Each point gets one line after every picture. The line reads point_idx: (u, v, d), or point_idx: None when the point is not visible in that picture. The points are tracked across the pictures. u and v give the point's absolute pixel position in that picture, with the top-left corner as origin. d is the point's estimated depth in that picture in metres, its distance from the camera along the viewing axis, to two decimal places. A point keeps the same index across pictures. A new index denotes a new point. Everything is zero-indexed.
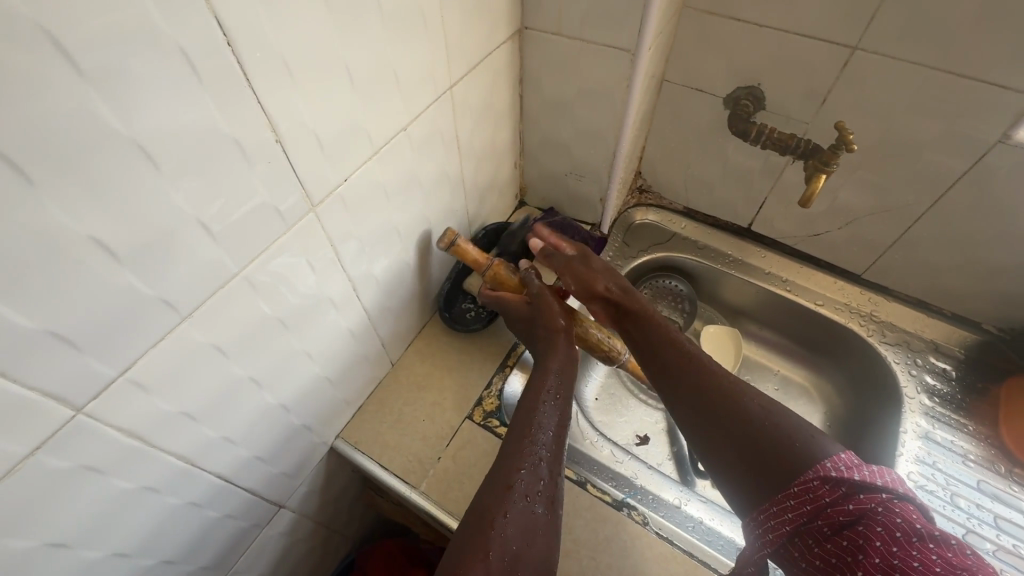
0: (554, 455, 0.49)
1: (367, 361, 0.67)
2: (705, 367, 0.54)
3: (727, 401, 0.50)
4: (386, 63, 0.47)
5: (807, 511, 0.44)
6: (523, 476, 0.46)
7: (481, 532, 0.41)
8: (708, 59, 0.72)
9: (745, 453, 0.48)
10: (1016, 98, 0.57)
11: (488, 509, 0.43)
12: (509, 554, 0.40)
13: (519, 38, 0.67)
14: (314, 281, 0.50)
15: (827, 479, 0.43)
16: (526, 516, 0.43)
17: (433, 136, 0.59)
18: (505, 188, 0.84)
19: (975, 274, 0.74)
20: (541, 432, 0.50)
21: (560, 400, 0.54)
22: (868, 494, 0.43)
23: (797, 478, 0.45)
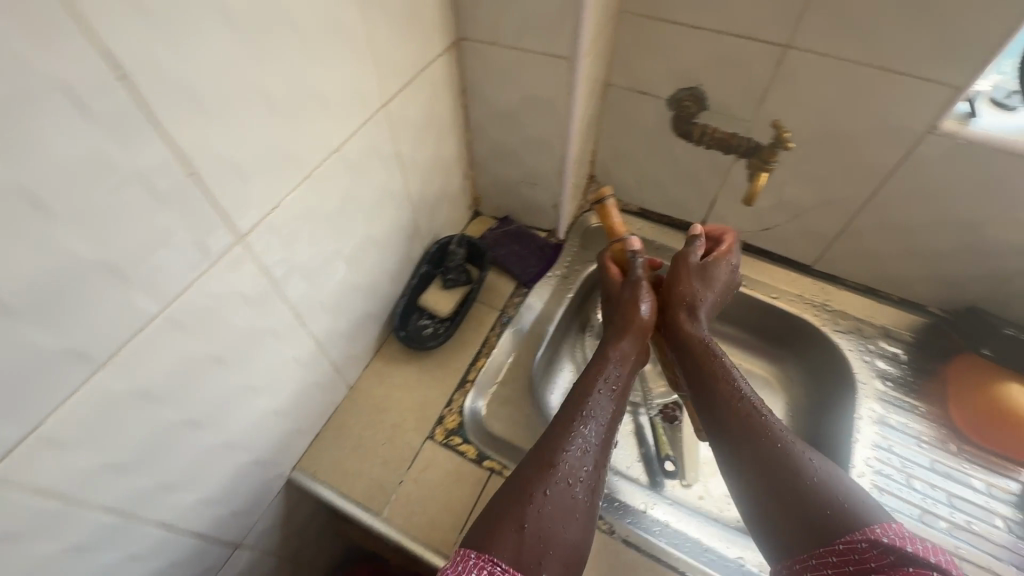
0: (601, 445, 0.56)
1: (320, 388, 0.65)
2: (762, 417, 0.55)
3: (775, 451, 0.52)
4: (310, 84, 0.45)
5: (850, 570, 0.44)
6: (568, 460, 0.52)
7: (523, 507, 0.49)
8: (648, 62, 0.72)
9: (784, 500, 0.50)
10: (938, 91, 0.59)
11: (530, 484, 0.50)
12: (542, 530, 0.48)
13: (456, 50, 0.66)
14: (248, 313, 0.48)
15: (875, 543, 0.44)
16: (565, 498, 0.50)
17: (371, 155, 0.57)
18: (457, 199, 0.83)
19: (916, 259, 0.76)
20: (591, 422, 0.56)
21: (615, 391, 0.60)
22: (920, 568, 0.41)
23: (845, 536, 0.46)
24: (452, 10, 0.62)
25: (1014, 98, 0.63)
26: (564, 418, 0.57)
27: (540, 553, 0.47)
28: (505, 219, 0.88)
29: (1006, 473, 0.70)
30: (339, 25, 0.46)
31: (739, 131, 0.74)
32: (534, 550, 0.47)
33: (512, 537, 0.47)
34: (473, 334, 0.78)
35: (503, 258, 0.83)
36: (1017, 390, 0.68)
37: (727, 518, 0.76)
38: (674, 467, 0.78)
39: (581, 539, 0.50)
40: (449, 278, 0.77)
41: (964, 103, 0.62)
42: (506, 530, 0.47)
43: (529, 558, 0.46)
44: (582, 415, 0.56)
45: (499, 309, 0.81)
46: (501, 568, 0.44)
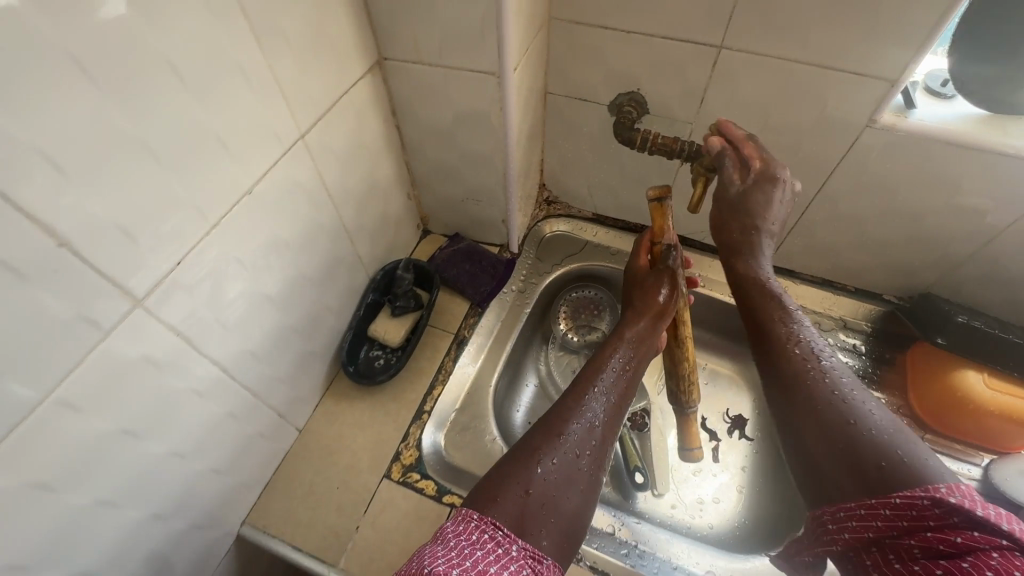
0: (608, 420, 0.55)
1: (265, 437, 0.62)
2: (815, 368, 0.48)
3: (824, 401, 0.45)
4: (202, 127, 0.42)
5: (901, 527, 0.36)
6: (573, 432, 0.52)
7: (529, 472, 0.48)
8: (584, 69, 0.70)
9: (834, 455, 0.42)
10: (872, 85, 0.58)
11: (535, 452, 0.50)
12: (546, 496, 0.47)
13: (380, 70, 0.63)
14: (162, 377, 0.45)
15: (938, 502, 0.34)
16: (569, 468, 0.50)
17: (291, 191, 0.54)
18: (402, 221, 0.80)
19: (868, 250, 0.76)
20: (601, 394, 0.56)
21: (629, 365, 0.58)
22: (985, 534, 0.32)
23: (904, 491, 0.36)
24: (368, 29, 0.59)
25: (950, 85, 0.62)
26: (574, 392, 0.56)
27: (542, 520, 0.46)
28: (456, 237, 0.85)
29: (967, 459, 0.70)
30: (233, 61, 0.43)
31: (683, 134, 0.72)
32: (536, 516, 0.46)
33: (515, 499, 0.46)
34: (427, 361, 0.75)
35: (455, 279, 0.80)
36: (974, 376, 0.68)
37: (700, 526, 0.74)
38: (644, 479, 0.75)
39: (579, 513, 0.49)
40: (398, 305, 0.74)
41: (900, 95, 0.61)
42: (509, 493, 0.47)
43: (531, 523, 0.46)
44: (591, 387, 0.56)
45: (454, 332, 0.78)
46: (504, 533, 0.43)
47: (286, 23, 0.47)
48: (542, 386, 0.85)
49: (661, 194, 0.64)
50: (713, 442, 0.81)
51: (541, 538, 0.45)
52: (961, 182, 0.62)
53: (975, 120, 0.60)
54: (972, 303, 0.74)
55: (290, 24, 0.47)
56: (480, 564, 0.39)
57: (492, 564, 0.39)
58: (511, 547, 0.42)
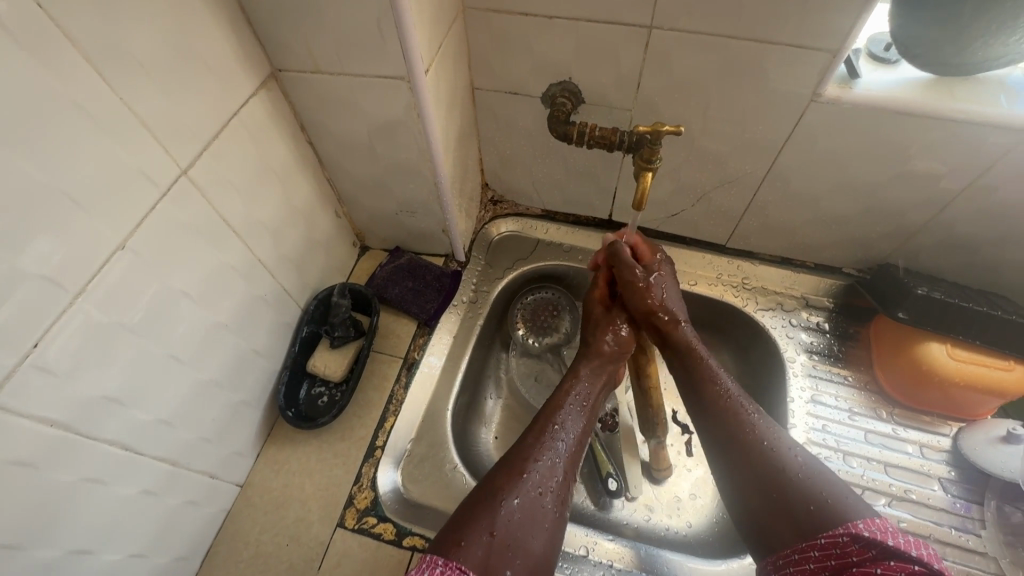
0: (571, 455, 0.51)
1: (197, 505, 0.56)
2: (744, 412, 0.51)
3: (759, 452, 0.48)
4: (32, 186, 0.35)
5: (831, 567, 0.40)
6: (538, 468, 0.49)
7: (493, 513, 0.44)
8: (508, 60, 0.64)
9: (770, 502, 0.45)
10: (811, 57, 0.53)
11: (499, 490, 0.46)
12: (512, 537, 0.43)
13: (275, 84, 0.56)
14: (38, 477, 0.39)
15: (856, 537, 0.39)
16: (535, 507, 0.46)
17: (180, 236, 0.48)
18: (334, 242, 0.74)
19: (823, 226, 0.73)
20: (562, 432, 0.52)
21: (585, 406, 0.56)
22: (901, 562, 0.37)
23: (826, 532, 0.41)
24: (253, 40, 0.52)
25: (892, 50, 0.59)
26: (534, 430, 0.53)
27: (509, 562, 0.42)
28: (396, 251, 0.79)
29: (936, 430, 0.70)
30: (67, 103, 0.37)
31: (623, 122, 0.67)
32: (503, 558, 0.42)
33: (481, 542, 0.42)
34: (375, 392, 0.69)
35: (398, 298, 0.75)
36: (938, 348, 0.66)
37: (679, 527, 0.70)
38: (618, 485, 0.70)
39: (549, 555, 0.45)
40: (337, 336, 0.68)
41: (843, 65, 0.57)
42: (474, 535, 0.42)
43: (497, 566, 0.41)
44: (552, 424, 0.53)
45: (402, 356, 0.73)
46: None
47: (135, 46, 0.40)
48: (504, 398, 0.79)
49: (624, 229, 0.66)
50: (686, 435, 0.77)
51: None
52: (910, 150, 0.59)
53: (920, 85, 0.57)
54: (930, 270, 0.73)
55: (141, 47, 0.41)
56: None
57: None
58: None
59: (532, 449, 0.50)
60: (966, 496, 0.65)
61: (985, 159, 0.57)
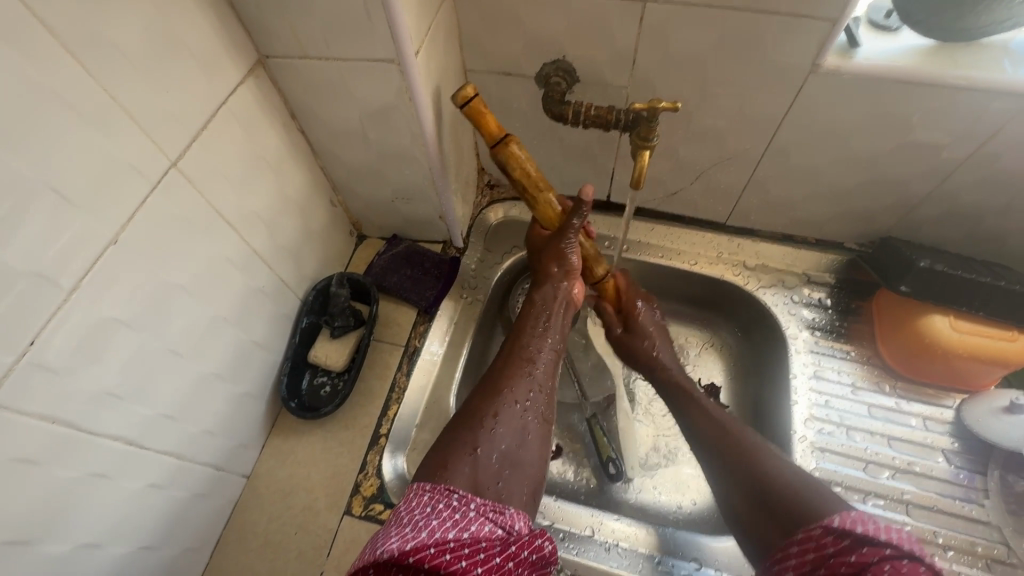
0: (545, 375, 0.55)
1: (204, 496, 0.56)
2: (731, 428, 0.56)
3: (744, 460, 0.52)
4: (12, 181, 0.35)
5: (810, 560, 0.41)
6: (512, 388, 0.52)
7: (474, 432, 0.48)
8: (501, 40, 0.63)
9: (751, 499, 0.50)
10: (811, 26, 0.52)
11: (479, 412, 0.50)
12: (496, 453, 0.46)
13: (261, 72, 0.55)
14: (43, 473, 0.39)
15: (830, 529, 0.41)
16: (514, 420, 0.50)
17: (174, 230, 0.47)
18: (330, 232, 0.73)
19: (823, 201, 0.72)
20: (535, 353, 0.57)
21: (550, 325, 0.60)
22: (873, 549, 0.37)
23: (806, 526, 0.43)
24: (238, 26, 0.51)
25: (893, 17, 0.57)
26: (507, 355, 0.57)
27: (497, 473, 0.45)
28: (394, 240, 0.78)
29: (940, 403, 0.70)
30: (51, 96, 0.36)
31: (619, 100, 0.66)
32: (491, 472, 0.45)
33: (467, 461, 0.45)
34: (377, 381, 0.69)
35: (397, 286, 0.74)
36: (941, 322, 0.66)
37: (684, 505, 0.70)
38: (618, 468, 0.70)
39: (538, 464, 0.49)
40: (337, 326, 0.68)
41: (843, 33, 0.56)
42: (458, 455, 0.45)
43: (487, 481, 0.44)
44: (523, 350, 0.57)
45: (403, 344, 0.72)
46: (459, 496, 0.41)
47: (116, 36, 0.39)
48: None
49: (467, 96, 0.55)
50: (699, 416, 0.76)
51: (503, 492, 0.44)
52: (912, 120, 0.58)
53: (922, 52, 0.55)
54: (933, 242, 0.72)
55: (122, 36, 0.40)
56: (439, 531, 0.37)
57: (449, 529, 0.38)
58: (468, 509, 0.41)
59: (507, 373, 0.54)
60: (970, 467, 0.65)
61: (989, 126, 0.56)
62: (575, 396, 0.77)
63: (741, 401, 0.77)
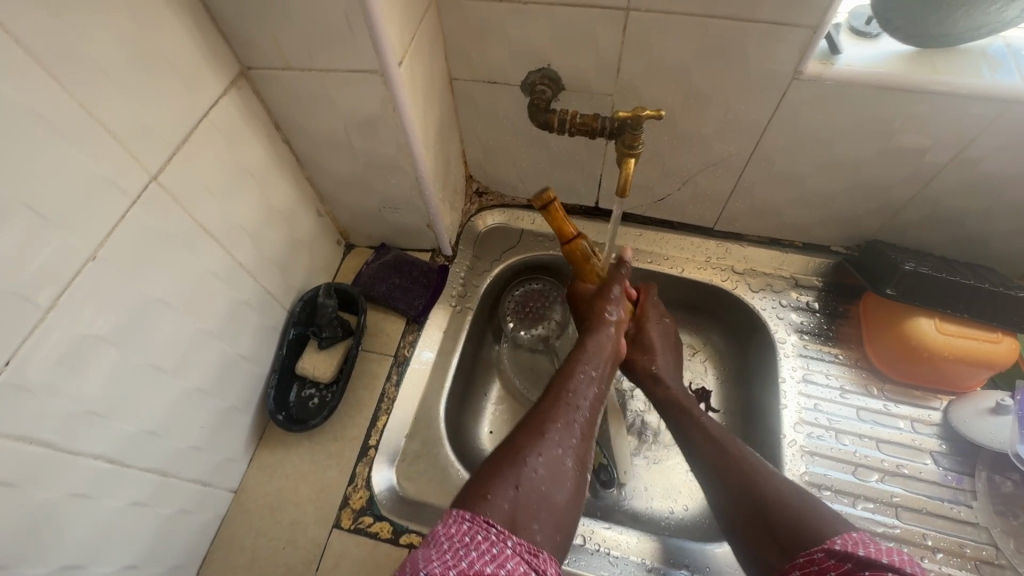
0: (585, 422, 0.54)
1: (190, 513, 0.56)
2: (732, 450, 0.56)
3: (746, 482, 0.52)
4: None
5: None
6: (556, 430, 0.51)
7: (516, 468, 0.46)
8: (486, 49, 0.63)
9: (756, 521, 0.49)
10: (792, 33, 0.52)
11: (522, 448, 0.49)
12: (537, 493, 0.45)
13: (244, 84, 0.55)
14: (21, 495, 0.39)
15: (831, 552, 0.40)
16: (556, 463, 0.49)
17: (155, 244, 0.47)
18: (317, 242, 0.73)
19: (809, 205, 0.72)
20: (579, 398, 0.55)
21: (600, 376, 0.59)
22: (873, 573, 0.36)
23: (806, 551, 0.43)
24: (219, 38, 0.50)
25: (873, 24, 0.58)
26: (550, 396, 0.56)
27: (534, 514, 0.44)
28: (382, 248, 0.78)
29: (927, 404, 0.70)
30: (26, 112, 0.36)
31: (606, 107, 0.66)
32: (529, 512, 0.44)
33: (508, 494, 0.44)
34: (366, 391, 0.69)
35: (385, 295, 0.74)
36: (926, 324, 0.66)
37: (675, 511, 0.70)
38: (610, 475, 0.70)
39: (569, 510, 0.47)
40: (324, 337, 0.68)
41: (824, 40, 0.56)
42: (499, 488, 0.44)
43: (523, 521, 0.43)
44: (566, 389, 0.56)
45: (392, 353, 0.72)
46: (496, 530, 0.40)
47: (93, 50, 0.39)
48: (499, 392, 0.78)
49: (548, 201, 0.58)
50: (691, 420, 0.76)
51: (537, 534, 0.43)
52: (894, 125, 0.58)
53: (903, 59, 0.56)
54: (918, 245, 0.73)
55: (98, 49, 0.39)
56: (476, 564, 0.36)
57: (488, 562, 0.36)
58: (506, 543, 0.39)
59: (551, 413, 0.53)
60: (957, 468, 0.66)
61: (969, 131, 0.57)
62: None
63: (732, 406, 0.77)
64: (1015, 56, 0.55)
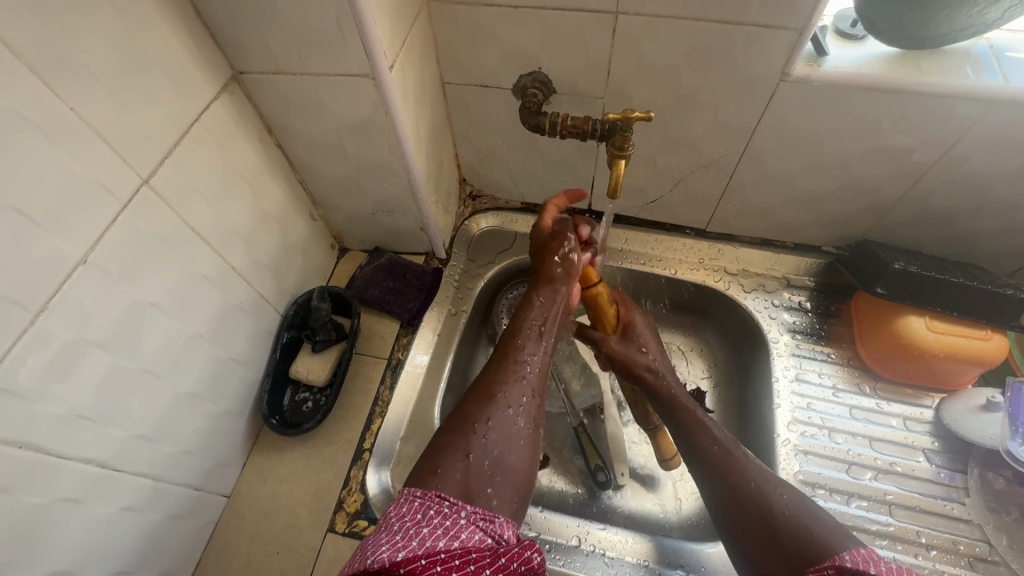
0: (537, 379, 0.53)
1: (183, 518, 0.56)
2: (733, 452, 0.52)
3: (751, 488, 0.49)
4: None
5: None
6: (506, 393, 0.50)
7: (466, 438, 0.47)
8: (478, 52, 0.63)
9: (757, 530, 0.47)
10: (779, 36, 0.53)
11: (470, 418, 0.48)
12: (489, 458, 0.45)
13: (236, 89, 0.55)
14: (10, 500, 0.39)
15: (840, 569, 0.39)
16: (508, 426, 0.48)
17: (147, 248, 0.47)
18: (311, 246, 0.73)
19: (799, 205, 0.73)
20: (527, 356, 0.54)
21: (548, 330, 0.57)
22: None
23: (814, 566, 0.41)
24: (212, 44, 0.51)
25: (859, 26, 0.59)
26: (500, 356, 0.55)
27: (489, 480, 0.44)
28: (376, 252, 0.78)
29: (919, 402, 0.70)
30: (17, 117, 0.36)
31: (597, 110, 0.67)
32: (483, 478, 0.44)
33: (458, 465, 0.44)
34: (360, 395, 0.69)
35: (379, 299, 0.74)
36: (916, 322, 0.67)
37: (671, 512, 0.70)
38: (606, 476, 0.70)
39: (528, 470, 0.48)
40: (318, 340, 0.68)
41: (811, 42, 0.57)
42: (450, 462, 0.44)
43: (478, 487, 0.43)
44: (516, 349, 0.55)
45: (386, 357, 0.72)
46: (449, 504, 0.41)
47: (84, 55, 0.39)
48: None
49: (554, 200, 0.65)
50: None
51: (492, 499, 0.43)
52: (881, 125, 0.59)
53: (888, 60, 0.56)
54: (908, 244, 0.73)
55: (89, 54, 0.40)
56: (429, 540, 0.37)
57: (439, 538, 0.37)
58: (458, 517, 0.40)
59: (503, 377, 0.52)
60: (950, 465, 0.66)
61: (955, 130, 0.57)
62: (560, 405, 0.77)
63: (726, 406, 0.78)
64: (998, 57, 0.56)
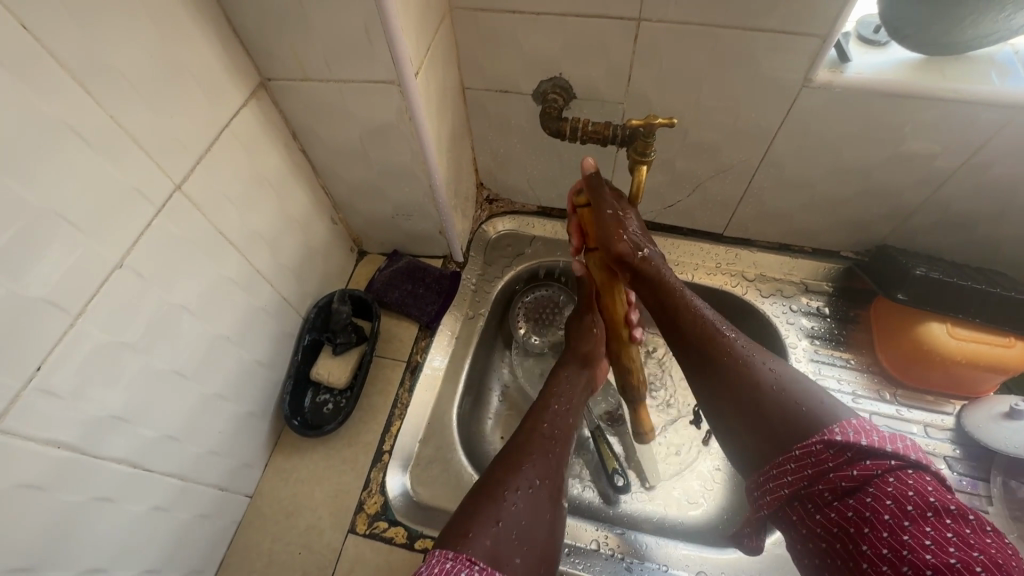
0: (560, 452, 0.54)
1: (208, 519, 0.56)
2: (718, 334, 0.51)
3: (736, 367, 0.49)
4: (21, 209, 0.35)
5: (807, 474, 0.43)
6: (533, 463, 0.51)
7: (495, 503, 0.46)
8: (499, 59, 0.64)
9: (747, 414, 0.47)
10: (802, 42, 0.53)
11: (497, 485, 0.48)
12: (517, 528, 0.45)
13: (263, 95, 0.56)
14: (47, 498, 0.39)
15: (832, 443, 0.42)
16: (535, 496, 0.48)
17: (178, 252, 0.48)
18: (331, 249, 0.73)
19: (819, 211, 0.73)
20: (553, 429, 0.55)
21: (570, 407, 0.59)
22: (877, 461, 0.41)
23: (801, 442, 0.44)
24: (242, 51, 0.52)
25: (882, 32, 0.58)
26: (525, 427, 0.56)
27: (517, 547, 0.44)
28: (395, 255, 0.79)
29: (939, 409, 0.70)
30: (61, 124, 0.37)
31: (616, 115, 0.67)
32: (511, 546, 0.44)
33: (488, 531, 0.44)
34: (379, 398, 0.69)
35: (398, 302, 0.75)
36: (938, 328, 0.66)
37: (689, 516, 0.70)
38: (624, 481, 0.70)
39: (551, 542, 0.47)
40: (339, 343, 0.68)
41: (834, 49, 0.57)
42: (479, 527, 0.44)
43: (506, 556, 0.43)
44: (541, 422, 0.56)
45: (405, 359, 0.72)
46: (480, 568, 0.41)
47: (122, 63, 0.40)
48: (510, 397, 0.78)
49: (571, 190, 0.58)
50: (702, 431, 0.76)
51: (519, 567, 0.43)
52: (904, 131, 0.59)
53: (911, 67, 0.56)
54: (928, 250, 0.73)
55: (127, 62, 0.41)
56: None
57: None
58: None
59: (529, 446, 0.53)
60: (972, 473, 0.66)
61: (979, 137, 0.57)
62: None
63: None
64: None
